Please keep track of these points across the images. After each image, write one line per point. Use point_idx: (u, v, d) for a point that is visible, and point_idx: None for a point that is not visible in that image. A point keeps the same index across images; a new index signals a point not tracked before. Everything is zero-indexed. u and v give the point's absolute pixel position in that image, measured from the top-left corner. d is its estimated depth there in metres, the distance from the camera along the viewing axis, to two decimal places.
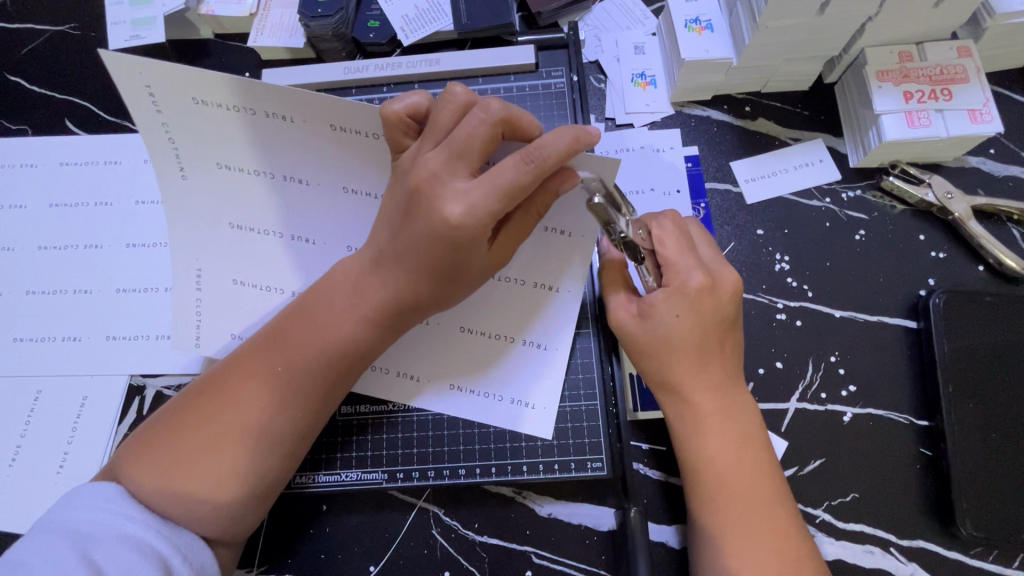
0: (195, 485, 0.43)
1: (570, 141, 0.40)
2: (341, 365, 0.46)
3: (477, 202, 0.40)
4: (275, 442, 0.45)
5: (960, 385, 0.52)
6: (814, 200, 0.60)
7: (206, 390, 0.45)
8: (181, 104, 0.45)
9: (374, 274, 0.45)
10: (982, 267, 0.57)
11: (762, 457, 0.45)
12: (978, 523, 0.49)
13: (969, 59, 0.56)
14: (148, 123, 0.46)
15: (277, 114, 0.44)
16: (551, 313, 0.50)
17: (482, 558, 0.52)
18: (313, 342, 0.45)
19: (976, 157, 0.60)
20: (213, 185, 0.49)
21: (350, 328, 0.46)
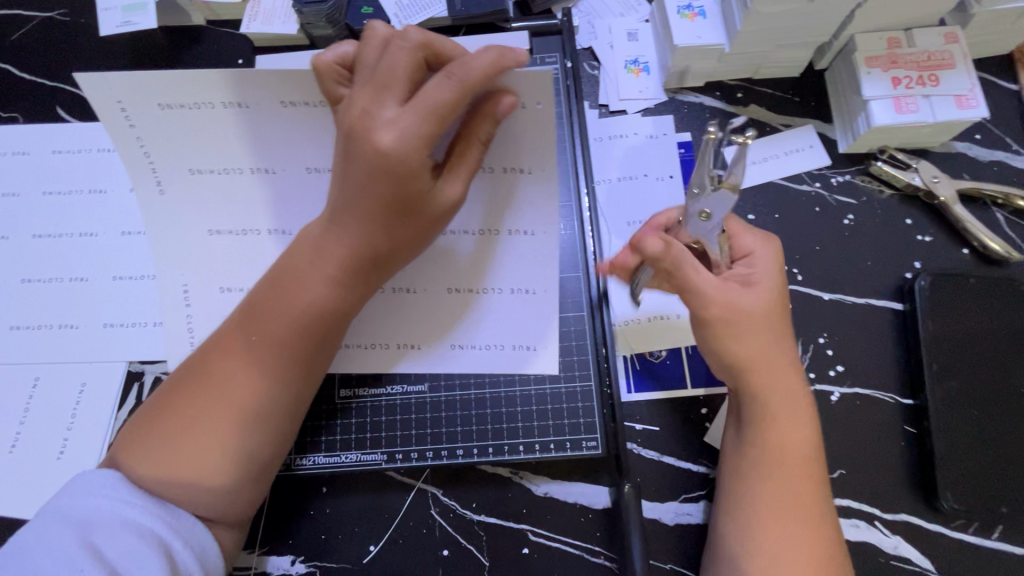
0: (186, 462, 0.44)
1: (492, 54, 0.38)
2: (308, 323, 0.45)
3: (408, 126, 0.39)
4: (259, 410, 0.45)
5: (943, 365, 0.53)
6: (804, 185, 0.61)
7: (190, 371, 0.46)
8: (146, 111, 0.46)
9: (339, 232, 0.43)
10: (966, 251, 0.59)
11: (812, 435, 0.46)
12: (959, 496, 0.51)
13: (956, 45, 0.57)
14: (124, 138, 0.47)
15: (242, 101, 0.44)
16: (529, 267, 0.49)
17: (480, 536, 0.53)
18: (281, 305, 0.45)
19: (962, 142, 0.61)
20: (193, 190, 0.49)
21: (314, 287, 0.45)
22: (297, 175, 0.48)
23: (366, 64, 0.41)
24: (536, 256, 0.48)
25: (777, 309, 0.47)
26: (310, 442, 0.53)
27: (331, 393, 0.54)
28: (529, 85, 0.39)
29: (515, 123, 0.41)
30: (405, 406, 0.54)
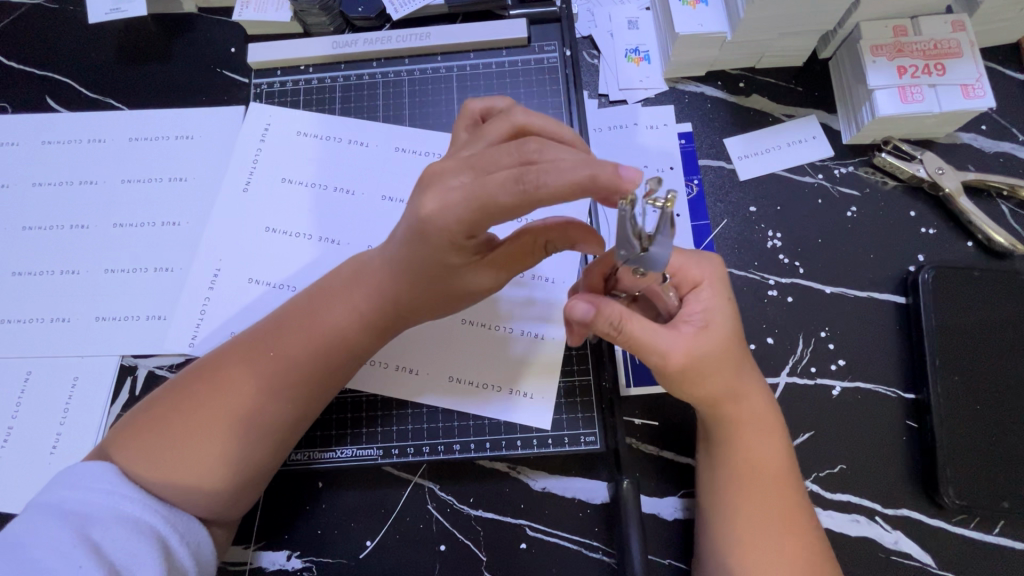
0: (189, 465, 0.43)
1: (576, 180, 0.36)
2: (329, 357, 0.47)
3: (452, 204, 0.39)
4: (267, 430, 0.45)
5: (946, 359, 0.53)
6: (806, 176, 0.60)
7: (201, 374, 0.46)
8: (284, 134, 0.61)
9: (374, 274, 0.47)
10: (971, 243, 0.58)
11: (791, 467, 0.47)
12: (960, 491, 0.50)
13: (963, 33, 0.56)
14: (248, 144, 0.61)
15: (353, 141, 0.61)
16: (542, 308, 0.55)
17: (477, 531, 0.53)
18: (311, 334, 0.46)
19: (968, 133, 0.60)
20: (270, 195, 0.59)
21: (341, 325, 0.47)
22: (367, 204, 0.59)
23: (458, 137, 0.45)
24: (550, 295, 0.55)
25: (725, 353, 0.45)
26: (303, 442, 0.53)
27: None
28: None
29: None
30: (403, 401, 0.53)
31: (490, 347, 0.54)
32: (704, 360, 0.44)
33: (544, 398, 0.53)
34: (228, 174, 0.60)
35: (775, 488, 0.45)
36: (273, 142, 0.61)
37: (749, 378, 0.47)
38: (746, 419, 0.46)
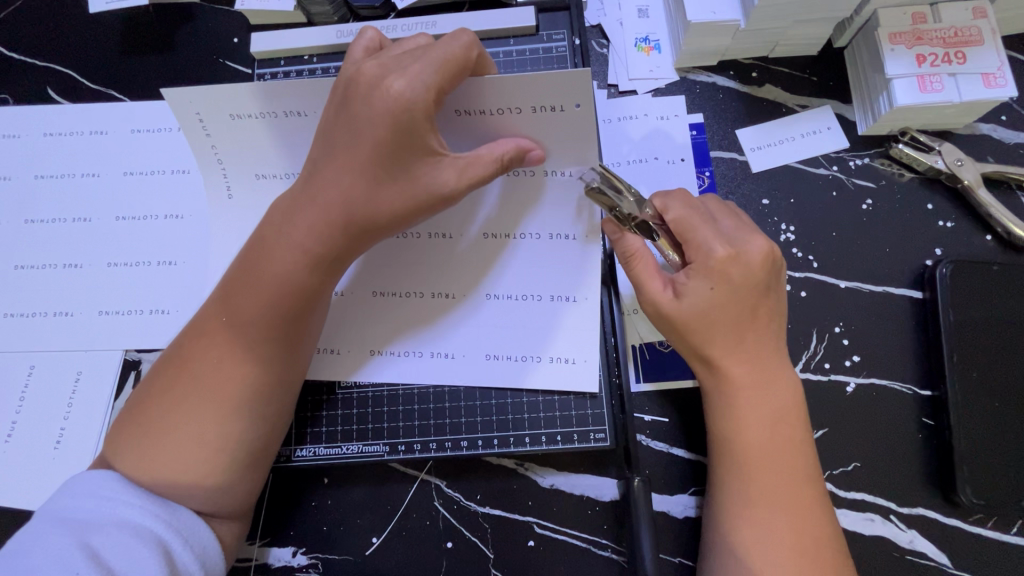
0: (168, 451, 0.42)
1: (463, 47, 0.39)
2: (288, 305, 0.44)
3: (419, 74, 0.39)
4: (238, 398, 0.44)
5: (964, 355, 0.52)
6: (821, 168, 0.59)
7: (170, 362, 0.45)
8: (218, 118, 0.49)
9: (309, 207, 0.43)
10: (989, 237, 0.56)
11: (798, 436, 0.45)
12: (978, 490, 0.49)
13: (984, 20, 0.55)
14: (196, 143, 0.50)
15: (295, 112, 0.47)
16: (567, 268, 0.50)
17: (485, 529, 0.52)
18: (254, 283, 0.44)
19: (988, 123, 0.59)
20: (255, 198, 0.53)
21: (289, 263, 0.43)
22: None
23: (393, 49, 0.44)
24: (571, 259, 0.49)
25: (717, 318, 0.45)
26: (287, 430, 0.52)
27: (332, 383, 0.53)
28: (561, 89, 0.40)
29: (552, 120, 0.42)
30: (408, 396, 0.52)
31: (517, 319, 0.51)
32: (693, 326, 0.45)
33: (587, 359, 0.51)
34: (202, 178, 0.53)
35: (766, 462, 0.44)
36: (213, 124, 0.49)
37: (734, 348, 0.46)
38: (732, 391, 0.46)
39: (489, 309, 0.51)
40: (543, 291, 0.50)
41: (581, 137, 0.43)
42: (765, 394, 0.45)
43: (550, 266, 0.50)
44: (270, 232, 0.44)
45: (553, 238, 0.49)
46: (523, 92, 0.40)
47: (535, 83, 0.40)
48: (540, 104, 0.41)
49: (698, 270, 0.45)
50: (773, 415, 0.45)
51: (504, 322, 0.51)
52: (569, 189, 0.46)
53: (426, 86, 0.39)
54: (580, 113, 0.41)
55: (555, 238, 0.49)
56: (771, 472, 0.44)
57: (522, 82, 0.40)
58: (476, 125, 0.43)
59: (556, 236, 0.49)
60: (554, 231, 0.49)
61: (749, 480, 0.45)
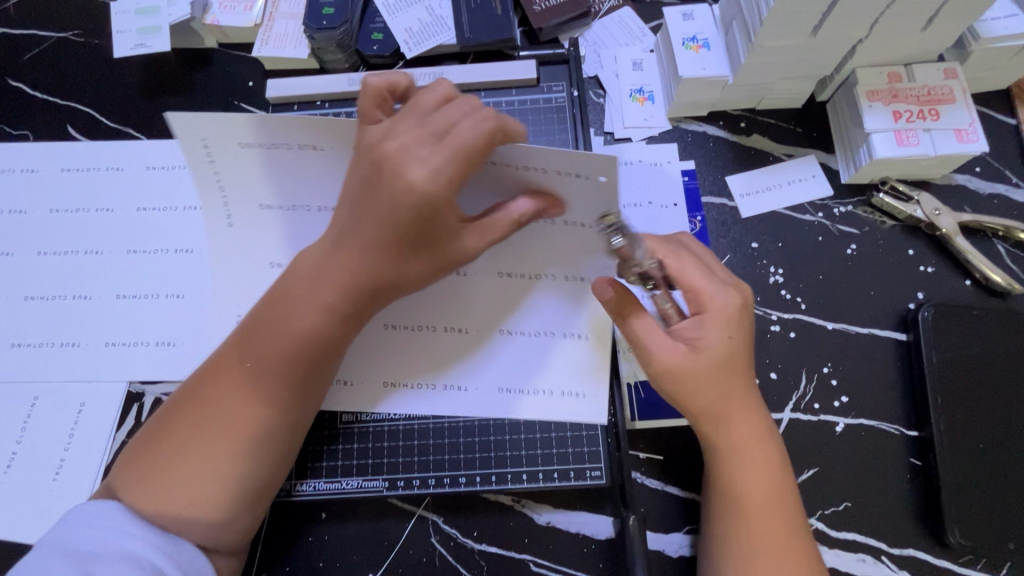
0: (174, 491, 0.43)
1: (492, 125, 0.38)
2: (307, 357, 0.45)
3: (442, 166, 0.39)
4: (254, 441, 0.45)
5: (948, 397, 0.53)
6: (807, 214, 0.62)
7: (184, 402, 0.45)
8: (225, 147, 0.47)
9: (328, 273, 0.44)
10: (969, 282, 0.59)
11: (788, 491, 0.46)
12: (966, 531, 0.50)
13: (956, 80, 0.58)
14: (200, 171, 0.48)
15: (306, 145, 0.46)
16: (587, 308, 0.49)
17: (481, 566, 0.52)
18: (273, 340, 0.44)
19: (963, 175, 0.62)
20: (257, 224, 0.52)
21: (313, 318, 0.44)
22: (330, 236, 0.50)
23: (416, 103, 0.41)
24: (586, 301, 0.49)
25: (719, 372, 0.45)
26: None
27: (334, 417, 0.54)
28: (592, 164, 0.38)
29: (575, 185, 0.41)
30: (408, 432, 0.53)
31: (524, 359, 0.51)
32: (693, 380, 0.45)
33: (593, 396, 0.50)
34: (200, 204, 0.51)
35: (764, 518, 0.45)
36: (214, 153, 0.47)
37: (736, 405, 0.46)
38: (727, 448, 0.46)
39: (491, 345, 0.51)
40: (559, 331, 0.50)
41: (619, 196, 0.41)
42: (760, 449, 0.46)
43: (568, 301, 0.49)
44: (292, 277, 0.45)
45: (574, 279, 0.48)
46: (555, 157, 0.38)
47: (561, 156, 0.38)
48: (576, 170, 0.39)
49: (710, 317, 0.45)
50: (765, 462, 0.46)
51: (512, 363, 0.51)
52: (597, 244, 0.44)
53: (447, 179, 0.39)
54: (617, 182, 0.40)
55: (570, 279, 0.48)
56: (773, 516, 0.45)
57: (554, 154, 0.38)
58: (501, 165, 0.41)
59: (574, 277, 0.48)
60: (571, 272, 0.47)
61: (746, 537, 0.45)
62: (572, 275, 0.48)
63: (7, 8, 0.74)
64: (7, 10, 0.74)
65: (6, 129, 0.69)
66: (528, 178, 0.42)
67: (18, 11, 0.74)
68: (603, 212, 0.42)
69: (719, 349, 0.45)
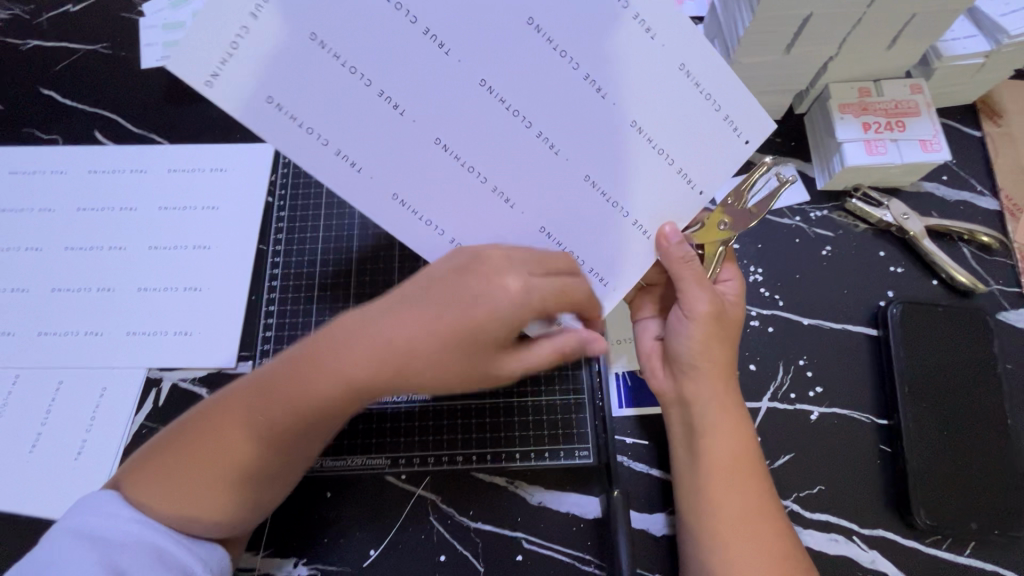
0: (182, 499, 0.46)
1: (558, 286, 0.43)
2: (315, 421, 0.44)
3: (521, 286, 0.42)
4: (255, 474, 0.47)
5: (914, 387, 0.57)
6: (785, 218, 0.66)
7: (197, 422, 0.47)
8: (281, 27, 0.39)
9: (352, 352, 0.42)
10: (936, 281, 0.63)
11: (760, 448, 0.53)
12: (931, 512, 0.53)
13: (921, 95, 0.63)
14: (219, 20, 0.38)
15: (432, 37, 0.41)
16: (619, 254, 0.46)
17: (476, 543, 0.56)
18: (342, 410, 0.44)
19: (930, 182, 0.67)
20: (254, 117, 0.40)
21: (331, 386, 0.42)
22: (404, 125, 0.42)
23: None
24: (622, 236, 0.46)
25: (734, 331, 0.53)
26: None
27: None
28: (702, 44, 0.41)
29: (641, 45, 0.42)
30: (409, 413, 0.57)
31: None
32: (724, 330, 0.52)
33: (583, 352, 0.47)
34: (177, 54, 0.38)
35: (752, 471, 0.50)
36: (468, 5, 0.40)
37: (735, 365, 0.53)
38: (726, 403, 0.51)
39: (546, 204, 0.45)
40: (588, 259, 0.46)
41: (715, 159, 0.44)
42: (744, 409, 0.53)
43: (607, 227, 0.45)
44: (360, 340, 0.42)
45: (612, 205, 0.45)
46: (724, 85, 0.42)
47: (676, 20, 0.41)
48: (711, 91, 0.43)
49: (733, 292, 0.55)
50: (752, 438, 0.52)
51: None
52: (681, 192, 0.45)
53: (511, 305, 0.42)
54: (730, 136, 0.44)
55: (612, 204, 0.45)
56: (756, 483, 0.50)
57: (731, 77, 0.42)
58: (623, 90, 0.43)
59: (616, 205, 0.45)
60: (621, 199, 0.45)
61: (738, 486, 0.50)
62: (624, 207, 0.45)
63: (42, 21, 0.79)
64: (41, 24, 0.79)
65: (38, 132, 0.74)
66: (638, 95, 0.43)
67: (52, 24, 0.79)
68: (686, 150, 0.44)
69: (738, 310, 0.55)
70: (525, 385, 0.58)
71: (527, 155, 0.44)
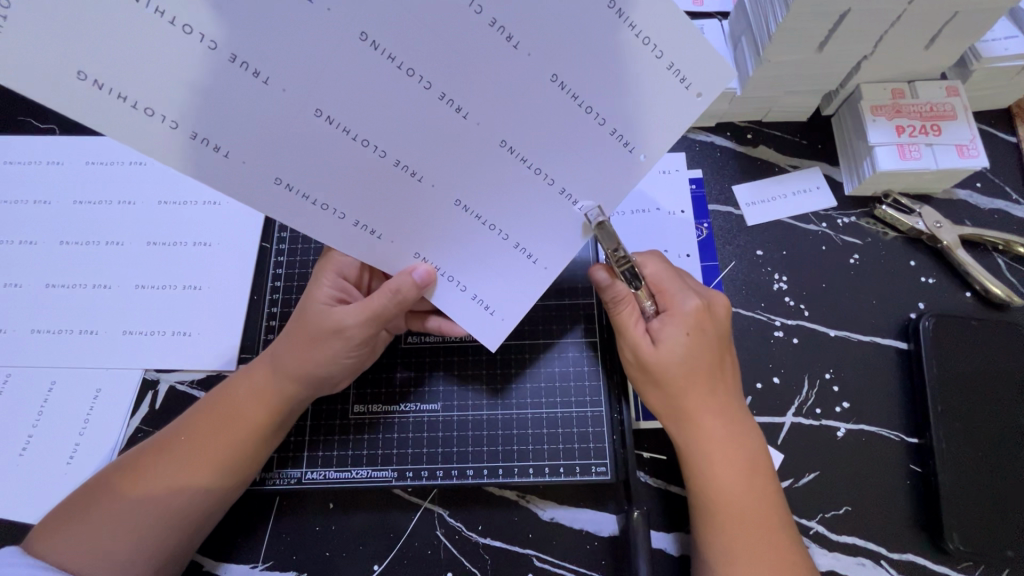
0: (110, 537, 0.46)
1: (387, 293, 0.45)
2: (175, 454, 0.48)
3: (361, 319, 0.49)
4: (180, 511, 0.48)
5: (948, 405, 0.54)
6: (811, 224, 0.63)
7: (147, 458, 0.49)
8: None
9: (245, 393, 0.50)
10: (969, 293, 0.60)
11: (769, 482, 0.48)
12: (965, 537, 0.51)
13: (957, 97, 0.60)
14: None
15: None
16: (542, 225, 0.44)
17: (485, 560, 0.53)
18: (280, 422, 0.51)
19: (964, 190, 0.64)
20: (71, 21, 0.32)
21: (201, 420, 0.50)
22: (296, 111, 0.37)
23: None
24: (546, 206, 0.43)
25: (706, 363, 0.49)
26: (293, 453, 0.54)
27: (345, 408, 0.55)
28: (666, 24, 0.37)
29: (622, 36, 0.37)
30: (418, 424, 0.55)
31: (466, 235, 0.44)
32: (684, 365, 0.48)
33: (505, 318, 0.47)
34: None
35: (751, 515, 0.46)
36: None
37: (718, 398, 0.49)
38: (712, 439, 0.48)
39: (461, 178, 0.41)
40: (509, 229, 0.44)
41: (656, 112, 0.40)
42: (741, 444, 0.48)
43: (525, 198, 0.42)
44: (253, 370, 0.52)
45: (536, 173, 0.42)
46: (664, 30, 0.37)
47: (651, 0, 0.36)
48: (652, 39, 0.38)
49: (674, 317, 0.49)
50: (738, 480, 0.47)
51: (447, 235, 0.44)
52: (611, 150, 0.41)
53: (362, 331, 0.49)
54: (678, 91, 0.40)
55: (535, 172, 0.42)
56: (749, 529, 0.46)
57: (673, 13, 0.37)
58: (548, 52, 0.37)
59: (539, 173, 0.42)
60: (539, 164, 0.41)
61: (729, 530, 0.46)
62: (547, 174, 0.42)
63: None
64: None
65: (31, 120, 0.70)
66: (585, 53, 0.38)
67: None
68: (615, 103, 0.39)
69: (696, 335, 0.48)
70: (540, 396, 0.55)
71: (437, 125, 0.39)
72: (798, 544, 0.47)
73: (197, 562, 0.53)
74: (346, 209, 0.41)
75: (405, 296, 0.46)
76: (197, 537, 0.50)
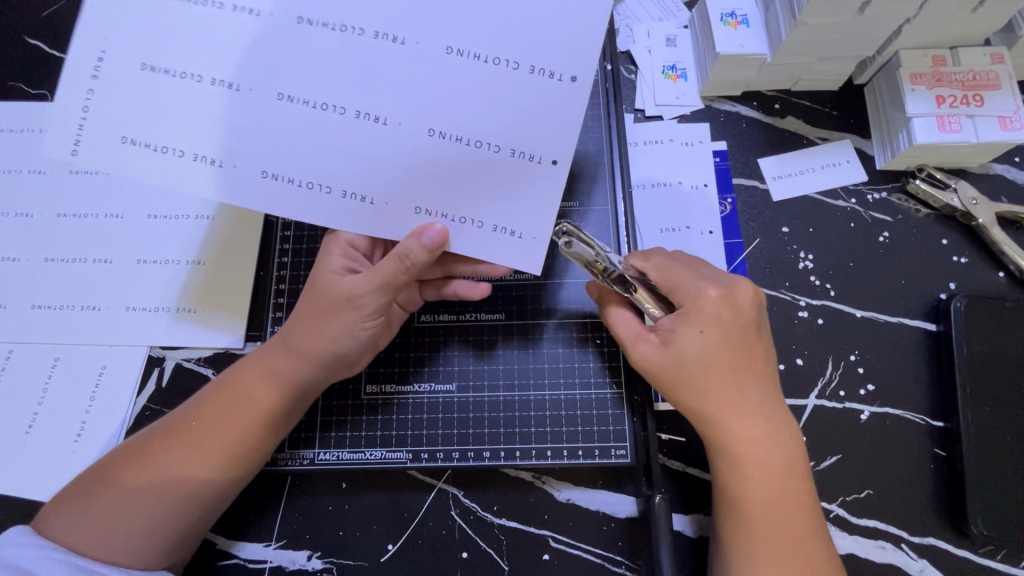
0: (118, 519, 0.45)
1: (400, 257, 0.45)
2: (182, 437, 0.47)
3: (369, 290, 0.47)
4: (189, 495, 0.46)
5: (977, 389, 0.53)
6: (839, 200, 0.61)
7: (153, 441, 0.48)
8: None
9: (255, 375, 0.49)
10: (1002, 274, 0.58)
11: (803, 483, 0.45)
12: (989, 523, 0.50)
13: (1002, 66, 0.57)
14: None
15: None
16: (511, 192, 0.44)
17: (500, 540, 0.53)
18: (289, 402, 0.49)
19: (1001, 165, 0.61)
20: None
21: (209, 401, 0.49)
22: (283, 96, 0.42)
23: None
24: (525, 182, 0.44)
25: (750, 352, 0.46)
26: (305, 434, 0.53)
27: (358, 388, 0.54)
28: None
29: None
30: (433, 406, 0.54)
31: None
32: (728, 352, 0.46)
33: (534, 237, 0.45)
34: None
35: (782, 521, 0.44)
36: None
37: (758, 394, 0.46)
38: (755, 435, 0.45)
39: None
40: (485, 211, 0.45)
41: None
42: (778, 448, 0.45)
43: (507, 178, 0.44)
44: (261, 351, 0.50)
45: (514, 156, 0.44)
46: None
47: None
48: None
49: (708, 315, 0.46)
50: (771, 493, 0.45)
51: None
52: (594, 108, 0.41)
53: (372, 300, 0.47)
54: None
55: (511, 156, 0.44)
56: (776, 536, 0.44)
57: None
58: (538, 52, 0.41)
59: (521, 156, 0.44)
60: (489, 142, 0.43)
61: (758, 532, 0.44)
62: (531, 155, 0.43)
63: None
64: None
65: (23, 85, 0.67)
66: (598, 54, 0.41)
67: None
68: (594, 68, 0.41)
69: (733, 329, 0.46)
70: (559, 378, 0.54)
71: (441, 101, 0.42)
72: (826, 538, 0.45)
73: (211, 541, 0.53)
74: (331, 183, 0.44)
75: (413, 260, 0.45)
76: (210, 519, 0.49)
